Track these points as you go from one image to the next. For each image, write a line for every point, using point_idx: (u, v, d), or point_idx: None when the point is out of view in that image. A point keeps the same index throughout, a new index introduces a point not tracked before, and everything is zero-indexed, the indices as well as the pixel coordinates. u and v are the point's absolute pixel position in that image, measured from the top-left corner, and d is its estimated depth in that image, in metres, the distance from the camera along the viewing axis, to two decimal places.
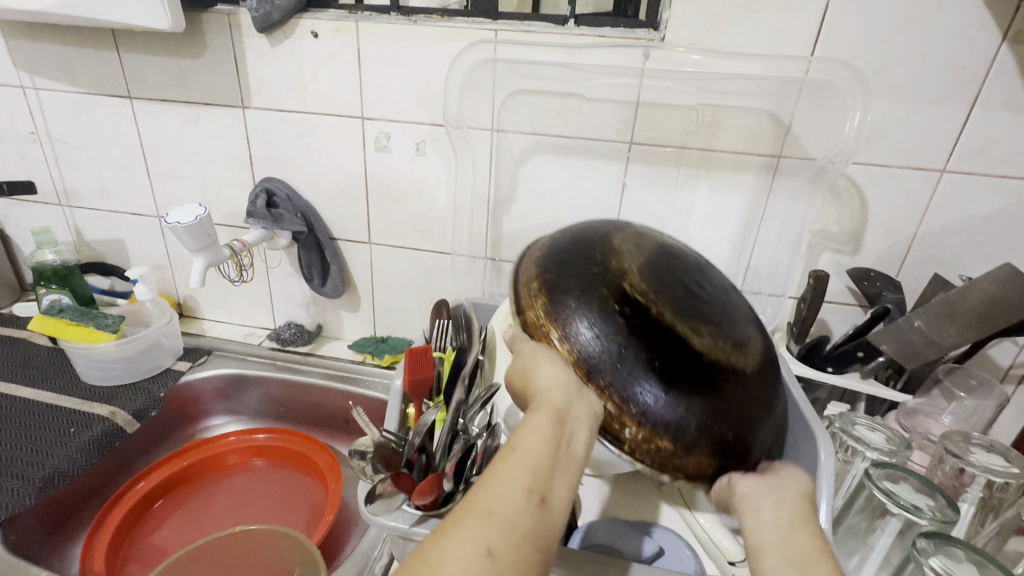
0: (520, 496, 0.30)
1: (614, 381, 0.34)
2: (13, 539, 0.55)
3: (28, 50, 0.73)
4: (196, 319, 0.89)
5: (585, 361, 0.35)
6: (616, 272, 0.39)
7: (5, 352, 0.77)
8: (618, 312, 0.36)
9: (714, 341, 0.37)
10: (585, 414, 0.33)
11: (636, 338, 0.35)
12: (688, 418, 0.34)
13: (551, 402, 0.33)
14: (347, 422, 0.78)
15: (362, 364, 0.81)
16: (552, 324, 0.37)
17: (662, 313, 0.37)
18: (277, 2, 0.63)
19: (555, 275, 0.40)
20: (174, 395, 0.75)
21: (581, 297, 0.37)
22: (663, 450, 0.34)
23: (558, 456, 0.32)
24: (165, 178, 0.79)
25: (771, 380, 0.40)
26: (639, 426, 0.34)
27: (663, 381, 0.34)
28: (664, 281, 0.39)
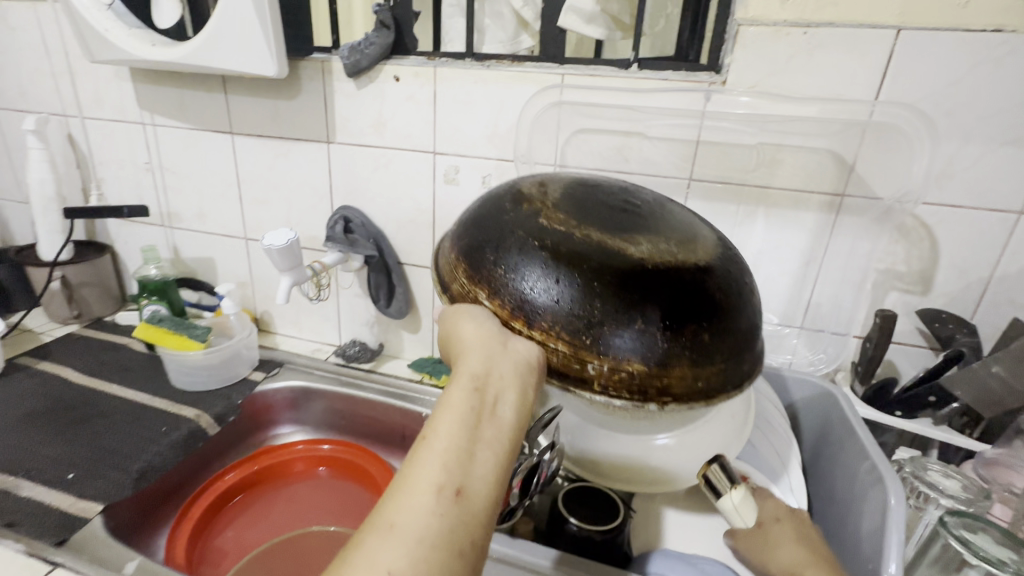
0: (433, 490, 0.30)
1: (559, 320, 0.34)
2: (112, 524, 0.60)
3: (151, 93, 0.85)
4: (271, 333, 0.97)
5: (521, 310, 0.35)
6: (530, 212, 0.39)
7: (109, 356, 0.86)
8: (540, 250, 0.36)
9: (652, 249, 0.36)
10: (510, 371, 0.34)
11: (570, 267, 0.35)
12: (648, 333, 0.34)
13: (467, 375, 0.34)
14: (403, 438, 0.82)
15: (420, 383, 0.84)
16: (478, 288, 0.37)
17: (587, 236, 0.36)
18: (366, 51, 0.70)
19: (471, 242, 0.39)
20: (249, 402, 0.81)
21: (500, 251, 0.37)
22: (635, 374, 0.34)
23: (475, 439, 0.32)
24: (255, 204, 0.87)
25: (731, 268, 0.39)
26: (601, 358, 0.34)
27: (606, 300, 0.34)
28: (585, 206, 0.39)
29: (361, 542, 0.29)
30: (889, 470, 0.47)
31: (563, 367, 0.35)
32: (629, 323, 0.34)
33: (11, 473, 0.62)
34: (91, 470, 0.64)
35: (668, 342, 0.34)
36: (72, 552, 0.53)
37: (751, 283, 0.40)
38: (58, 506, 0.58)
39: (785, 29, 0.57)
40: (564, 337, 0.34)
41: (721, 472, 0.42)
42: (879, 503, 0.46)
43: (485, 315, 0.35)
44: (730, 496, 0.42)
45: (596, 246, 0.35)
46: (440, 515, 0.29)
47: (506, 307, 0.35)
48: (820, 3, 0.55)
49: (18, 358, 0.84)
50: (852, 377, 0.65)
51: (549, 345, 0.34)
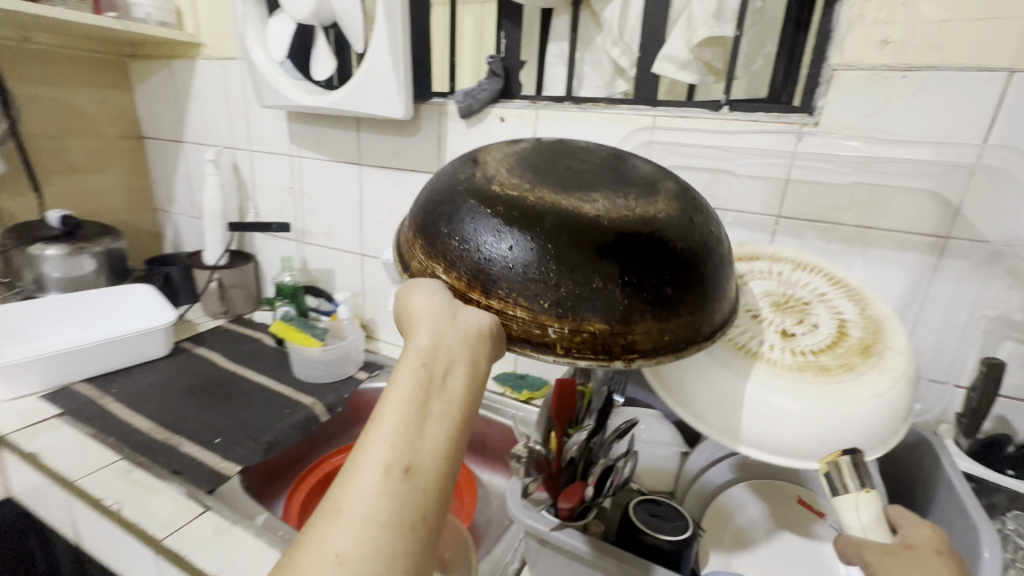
0: (381, 469, 0.28)
1: (512, 285, 0.32)
2: (246, 483, 0.72)
3: (301, 131, 1.02)
4: (374, 339, 1.09)
5: (472, 278, 0.33)
6: (480, 177, 0.36)
7: (247, 347, 1.03)
8: (488, 216, 0.33)
9: (610, 204, 0.33)
10: (461, 343, 0.31)
11: (523, 228, 0.32)
12: (607, 290, 0.31)
13: (414, 351, 0.31)
14: (484, 446, 0.88)
15: (501, 395, 0.90)
16: (433, 261, 0.35)
17: (539, 195, 0.33)
18: (478, 96, 0.80)
19: (423, 219, 0.37)
20: (356, 397, 0.92)
21: (450, 221, 0.34)
22: (597, 334, 0.32)
23: (423, 414, 0.30)
24: (373, 225, 1.01)
25: (694, 220, 0.36)
26: (561, 320, 0.32)
27: (558, 258, 0.32)
28: (541, 165, 0.37)
29: (308, 528, 0.28)
30: (985, 524, 0.45)
31: (520, 334, 0.32)
32: (585, 282, 0.31)
33: (175, 432, 0.76)
34: (232, 437, 0.77)
35: (627, 297, 0.32)
36: (218, 501, 0.64)
37: (718, 241, 0.37)
38: (208, 463, 0.71)
39: (883, 73, 0.58)
40: (519, 302, 0.32)
41: (850, 463, 0.36)
42: (972, 559, 0.44)
43: (438, 287, 0.33)
44: (854, 493, 0.36)
45: (549, 203, 0.33)
46: (387, 491, 0.27)
47: (457, 277, 0.33)
48: (921, 48, 0.56)
49: (181, 342, 1.02)
50: (956, 430, 0.61)
51: (505, 313, 0.32)
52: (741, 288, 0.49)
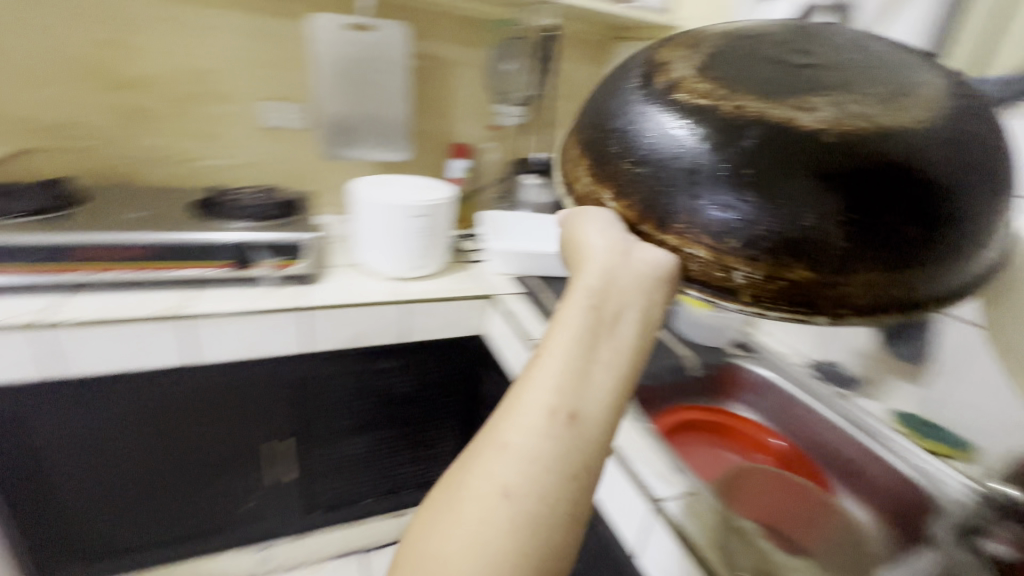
0: (548, 412, 0.40)
1: (700, 225, 0.37)
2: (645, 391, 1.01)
3: None
4: (760, 328, 1.23)
5: (651, 213, 0.39)
6: (661, 94, 0.40)
7: None
8: (674, 141, 0.38)
9: (840, 114, 0.35)
10: (629, 288, 0.44)
11: (719, 164, 0.36)
12: (813, 230, 0.34)
13: (591, 294, 0.44)
14: (842, 470, 0.91)
15: (889, 426, 0.89)
16: (601, 186, 0.42)
17: (748, 119, 0.36)
18: None
19: (595, 137, 0.43)
20: (728, 368, 1.12)
21: (626, 145, 0.40)
22: (800, 279, 0.35)
23: (588, 364, 0.42)
24: None
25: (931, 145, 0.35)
26: (752, 263, 0.36)
27: (761, 198, 0.35)
28: (745, 67, 0.40)
29: (482, 453, 0.40)
30: None
31: (706, 273, 0.38)
32: (792, 224, 0.35)
33: None
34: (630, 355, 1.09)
35: (842, 243, 0.34)
36: None
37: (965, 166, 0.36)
38: None
39: None
40: (706, 244, 0.37)
41: None
42: None
43: (608, 218, 0.41)
44: None
45: (755, 128, 0.36)
46: (556, 429, 0.40)
47: (633, 206, 0.40)
48: None
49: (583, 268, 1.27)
50: None
51: (687, 249, 0.38)
52: None
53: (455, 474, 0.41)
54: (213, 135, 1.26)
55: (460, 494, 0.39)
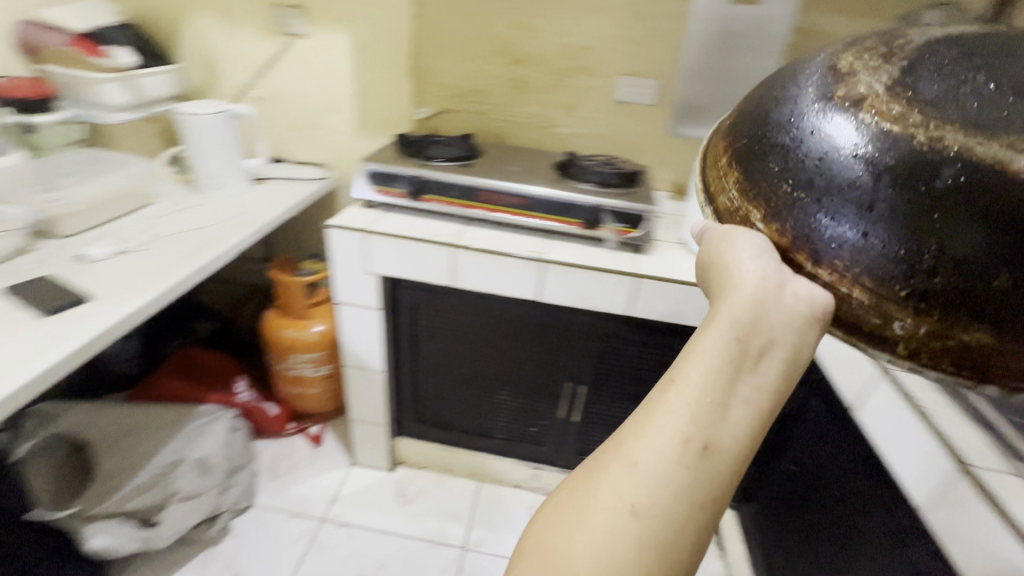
0: (684, 441, 0.35)
1: (862, 265, 0.35)
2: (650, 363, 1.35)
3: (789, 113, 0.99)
4: None
5: (812, 248, 0.37)
6: (825, 108, 0.37)
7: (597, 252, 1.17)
8: (844, 163, 0.36)
9: None
10: (785, 326, 0.37)
11: (906, 200, 0.34)
12: (1014, 289, 0.32)
13: (740, 326, 0.37)
14: None
15: None
16: (751, 205, 0.39)
17: (935, 148, 0.33)
18: None
19: (754, 145, 0.40)
20: None
21: (787, 161, 0.38)
22: (974, 338, 0.33)
23: (727, 399, 0.36)
24: None
25: None
26: (918, 318, 0.34)
27: (946, 239, 0.33)
28: (978, 78, 0.34)
29: (610, 470, 0.35)
30: None
31: (860, 317, 0.36)
32: (984, 279, 0.32)
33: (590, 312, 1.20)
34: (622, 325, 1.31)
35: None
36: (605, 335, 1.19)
37: None
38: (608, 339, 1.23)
39: None
40: (870, 290, 0.35)
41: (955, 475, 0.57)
42: None
43: (759, 239, 0.39)
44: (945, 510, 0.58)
45: (947, 178, 0.33)
46: (688, 458, 0.35)
47: (792, 236, 0.37)
48: None
49: None
50: None
51: (846, 288, 0.36)
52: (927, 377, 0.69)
53: (579, 481, 0.37)
54: (326, 126, 1.44)
55: (582, 497, 0.35)
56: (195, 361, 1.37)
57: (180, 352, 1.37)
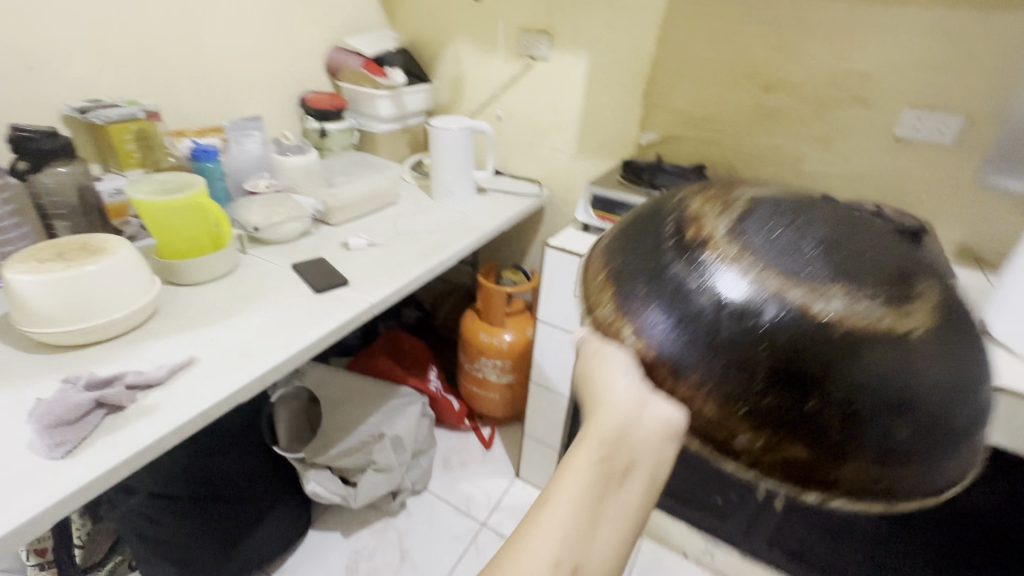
0: (553, 562, 0.38)
1: (705, 379, 0.35)
2: None
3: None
4: None
5: (665, 360, 0.36)
6: (678, 234, 0.40)
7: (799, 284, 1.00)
8: (691, 278, 0.37)
9: (863, 299, 0.33)
10: (644, 446, 0.38)
11: (724, 324, 0.35)
12: (817, 412, 0.32)
13: (600, 439, 0.39)
14: None
15: None
16: (620, 319, 0.39)
17: (757, 274, 0.35)
18: None
19: (619, 263, 0.41)
20: None
21: (648, 282, 0.39)
22: (800, 459, 0.33)
23: (594, 518, 0.38)
24: None
25: (943, 353, 0.33)
26: (757, 433, 0.33)
27: (773, 358, 0.33)
28: (787, 219, 0.38)
29: None
30: None
31: (700, 429, 0.35)
32: (798, 400, 0.33)
33: None
34: None
35: (841, 432, 0.32)
36: None
37: (972, 386, 0.34)
38: None
39: None
40: (713, 403, 0.34)
41: None
42: None
43: (625, 358, 0.38)
44: None
45: (774, 310, 0.34)
46: None
47: (655, 353, 0.37)
48: None
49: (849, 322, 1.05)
50: None
51: (698, 403, 0.35)
52: None
53: None
54: (547, 143, 1.49)
55: None
56: (400, 343, 1.54)
57: (391, 333, 1.56)
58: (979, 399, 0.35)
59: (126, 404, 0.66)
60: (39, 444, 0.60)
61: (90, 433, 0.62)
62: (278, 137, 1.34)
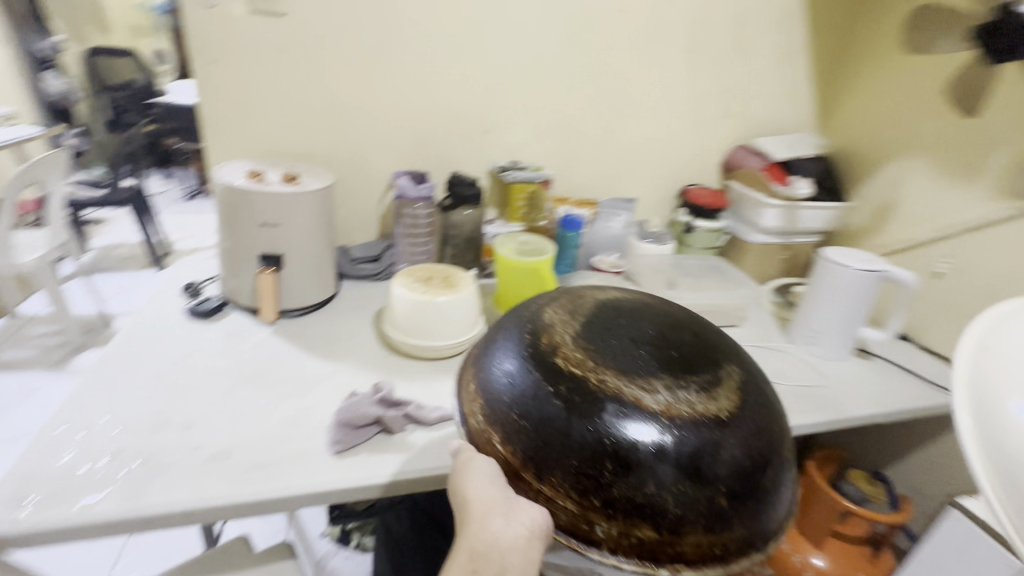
0: None
1: (563, 485, 0.46)
2: None
3: None
4: None
5: (530, 464, 0.48)
6: (533, 347, 0.52)
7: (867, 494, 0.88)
8: (542, 391, 0.49)
9: (669, 397, 0.47)
10: (510, 555, 0.46)
11: (559, 421, 0.47)
12: (658, 497, 0.45)
13: (471, 547, 0.48)
14: None
15: None
16: (491, 430, 0.51)
17: (598, 383, 0.48)
18: None
19: (485, 379, 0.53)
20: None
21: (507, 398, 0.50)
22: (647, 538, 0.45)
23: None
24: None
25: (730, 439, 0.47)
26: (608, 521, 0.45)
27: (607, 452, 0.46)
28: (623, 328, 0.53)
29: None
30: None
31: (566, 522, 0.47)
32: (628, 486, 0.45)
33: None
34: None
35: (681, 507, 0.45)
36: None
37: (767, 452, 0.48)
38: None
39: None
40: (572, 501, 0.46)
41: None
42: None
43: (487, 466, 0.50)
44: None
45: (610, 413, 0.47)
46: None
47: (518, 454, 0.49)
48: None
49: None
50: None
51: (560, 500, 0.47)
52: None
53: None
54: None
55: None
56: None
57: None
58: (787, 442, 0.51)
59: (394, 431, 0.72)
60: (328, 434, 0.70)
61: (359, 444, 0.69)
62: (643, 222, 1.32)
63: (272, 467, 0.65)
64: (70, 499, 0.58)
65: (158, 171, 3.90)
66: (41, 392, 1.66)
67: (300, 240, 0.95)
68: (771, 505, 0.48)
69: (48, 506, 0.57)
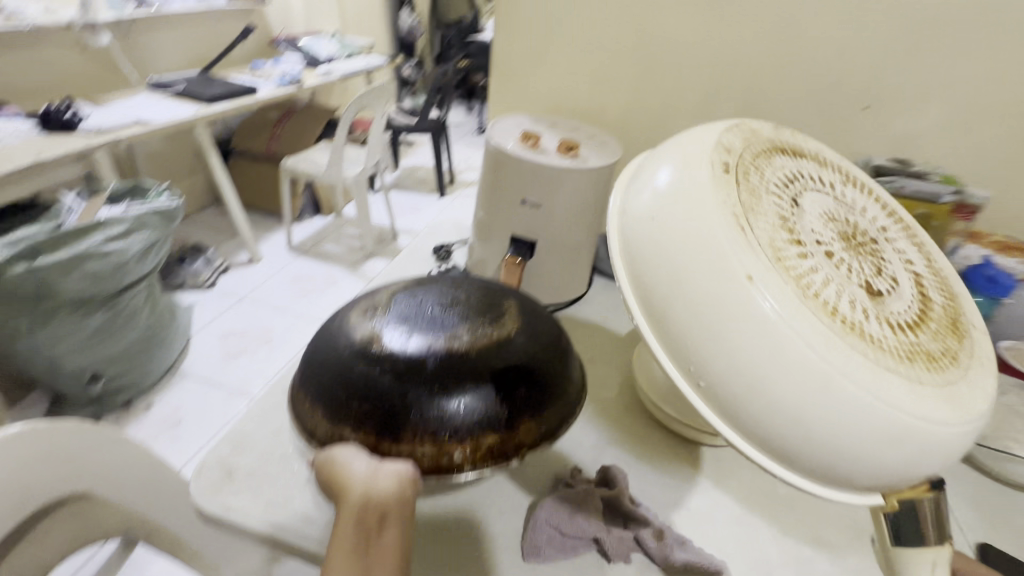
0: None
1: (417, 433, 0.44)
2: None
3: None
4: None
5: (382, 429, 0.44)
6: (355, 346, 0.48)
7: None
8: (367, 371, 0.46)
9: (473, 333, 0.48)
10: (390, 501, 0.40)
11: (401, 373, 0.45)
12: (486, 413, 0.45)
13: (350, 510, 0.40)
14: None
15: None
16: (339, 428, 0.45)
17: (412, 344, 0.47)
18: None
19: (319, 390, 0.48)
20: None
21: (348, 397, 0.45)
22: (491, 441, 0.45)
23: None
24: None
25: (524, 348, 0.49)
26: (460, 443, 0.44)
27: (437, 375, 0.45)
28: (415, 292, 0.53)
29: None
30: None
31: (429, 465, 0.44)
32: (461, 394, 0.45)
33: None
34: None
35: (507, 408, 0.46)
36: None
37: (550, 349, 0.52)
38: None
39: None
40: (429, 444, 0.44)
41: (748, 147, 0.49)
42: None
43: (350, 452, 0.43)
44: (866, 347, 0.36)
45: (430, 354, 0.46)
46: None
47: (372, 429, 0.44)
48: None
49: None
50: None
51: (422, 447, 0.44)
52: (814, 209, 0.45)
53: None
54: None
55: None
56: None
57: None
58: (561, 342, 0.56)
59: (614, 559, 0.49)
60: (528, 527, 0.52)
61: (563, 560, 0.49)
62: None
63: (451, 561, 0.49)
64: (262, 491, 0.53)
65: (461, 102, 4.35)
66: (337, 286, 2.01)
67: (562, 226, 0.76)
68: (571, 402, 0.52)
69: (240, 490, 0.52)
